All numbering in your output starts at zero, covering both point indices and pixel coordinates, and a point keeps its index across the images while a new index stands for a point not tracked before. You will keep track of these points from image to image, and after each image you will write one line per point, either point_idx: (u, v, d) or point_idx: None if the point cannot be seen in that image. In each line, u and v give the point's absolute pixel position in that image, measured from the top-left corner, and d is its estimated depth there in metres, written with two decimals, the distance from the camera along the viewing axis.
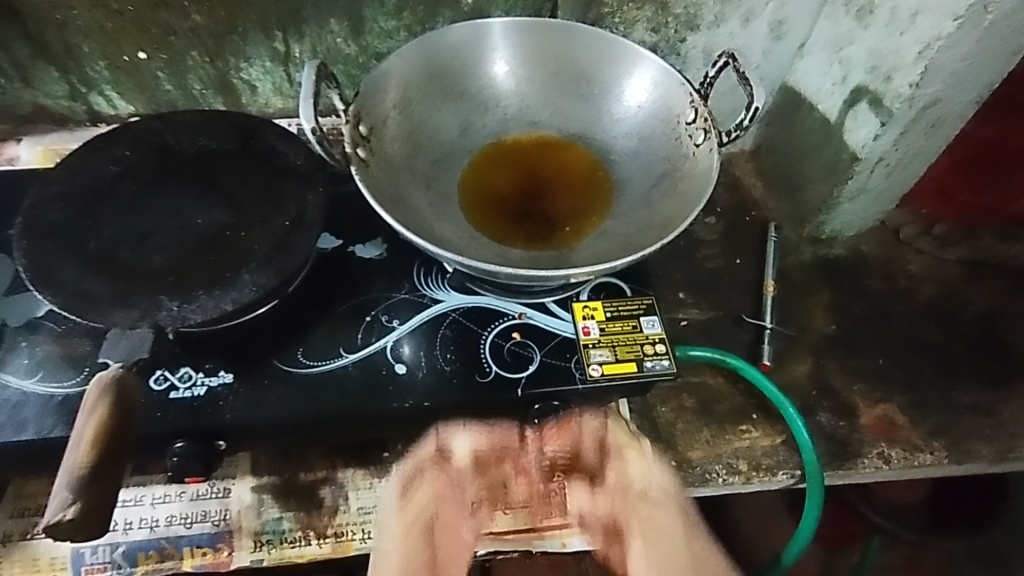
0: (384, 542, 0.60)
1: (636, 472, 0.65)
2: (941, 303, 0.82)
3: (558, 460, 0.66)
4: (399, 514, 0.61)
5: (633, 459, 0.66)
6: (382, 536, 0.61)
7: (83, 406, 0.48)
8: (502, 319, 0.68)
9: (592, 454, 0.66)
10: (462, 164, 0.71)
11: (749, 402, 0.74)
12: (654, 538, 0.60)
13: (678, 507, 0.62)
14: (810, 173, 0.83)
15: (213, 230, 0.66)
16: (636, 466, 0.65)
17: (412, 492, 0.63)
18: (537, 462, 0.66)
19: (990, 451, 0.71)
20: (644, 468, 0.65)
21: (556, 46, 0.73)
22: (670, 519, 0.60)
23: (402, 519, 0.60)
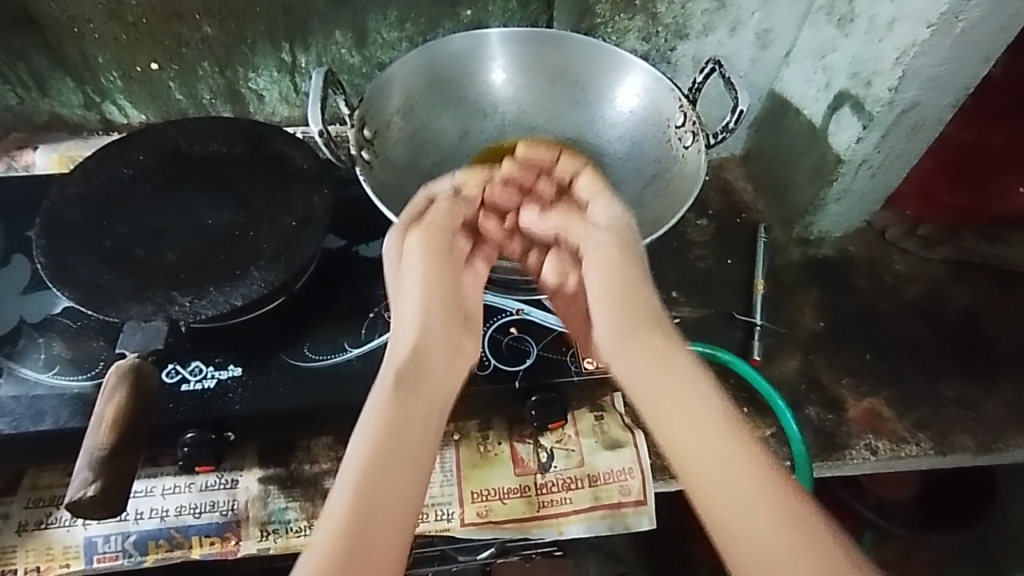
0: (408, 290, 0.55)
1: (603, 213, 0.60)
2: (925, 301, 0.84)
3: (505, 217, 0.65)
4: (419, 286, 0.55)
5: (597, 226, 0.59)
6: (408, 298, 0.55)
7: (102, 387, 0.51)
8: (501, 315, 0.71)
9: (558, 179, 0.65)
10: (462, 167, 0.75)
11: (740, 396, 0.76)
12: (617, 289, 0.55)
13: (631, 275, 0.55)
14: (798, 176, 0.86)
15: (224, 231, 0.69)
16: (597, 201, 0.61)
17: (424, 258, 0.57)
18: (505, 199, 0.65)
19: (973, 442, 0.73)
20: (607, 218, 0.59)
21: (551, 55, 0.76)
22: (605, 241, 0.57)
23: (422, 286, 0.55)
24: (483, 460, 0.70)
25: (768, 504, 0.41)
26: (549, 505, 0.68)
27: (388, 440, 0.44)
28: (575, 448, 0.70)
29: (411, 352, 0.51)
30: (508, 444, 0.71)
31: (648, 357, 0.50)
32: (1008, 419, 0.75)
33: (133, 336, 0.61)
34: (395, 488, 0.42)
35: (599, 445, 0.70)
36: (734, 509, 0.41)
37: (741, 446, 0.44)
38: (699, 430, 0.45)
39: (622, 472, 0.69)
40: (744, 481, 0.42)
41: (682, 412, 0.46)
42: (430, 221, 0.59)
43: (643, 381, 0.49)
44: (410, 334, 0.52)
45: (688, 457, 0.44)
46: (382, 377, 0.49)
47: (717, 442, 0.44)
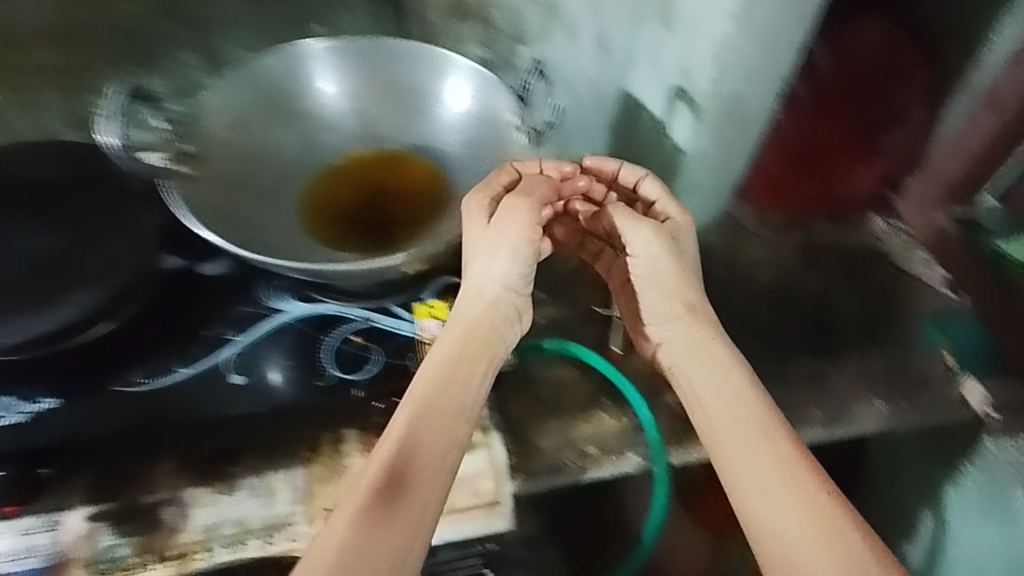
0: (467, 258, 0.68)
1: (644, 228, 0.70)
2: (778, 286, 0.87)
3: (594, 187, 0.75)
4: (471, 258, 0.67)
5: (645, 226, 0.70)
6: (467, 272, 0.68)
7: None
8: (345, 323, 0.71)
9: (624, 186, 0.75)
10: (302, 179, 0.73)
11: (600, 389, 0.76)
12: (653, 277, 0.71)
13: (677, 278, 0.70)
14: (651, 171, 0.88)
15: (45, 256, 0.67)
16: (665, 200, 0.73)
17: (473, 223, 0.67)
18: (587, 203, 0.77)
19: (821, 415, 0.75)
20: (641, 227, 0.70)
21: (389, 66, 0.76)
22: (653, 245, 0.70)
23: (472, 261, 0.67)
24: (333, 475, 0.67)
25: (792, 487, 0.58)
26: None
27: (396, 476, 0.56)
28: None
29: (439, 373, 0.61)
30: (360, 456, 0.67)
31: (707, 372, 0.66)
32: (854, 390, 0.77)
33: None
34: (398, 513, 0.54)
35: None
36: (741, 478, 0.59)
37: (762, 438, 0.60)
38: (728, 429, 0.62)
39: (475, 476, 0.68)
40: (771, 468, 0.59)
41: (719, 409, 0.63)
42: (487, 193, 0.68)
43: (705, 385, 0.65)
44: (448, 349, 0.63)
45: (716, 439, 0.62)
46: (410, 402, 0.60)
47: (742, 436, 0.61)
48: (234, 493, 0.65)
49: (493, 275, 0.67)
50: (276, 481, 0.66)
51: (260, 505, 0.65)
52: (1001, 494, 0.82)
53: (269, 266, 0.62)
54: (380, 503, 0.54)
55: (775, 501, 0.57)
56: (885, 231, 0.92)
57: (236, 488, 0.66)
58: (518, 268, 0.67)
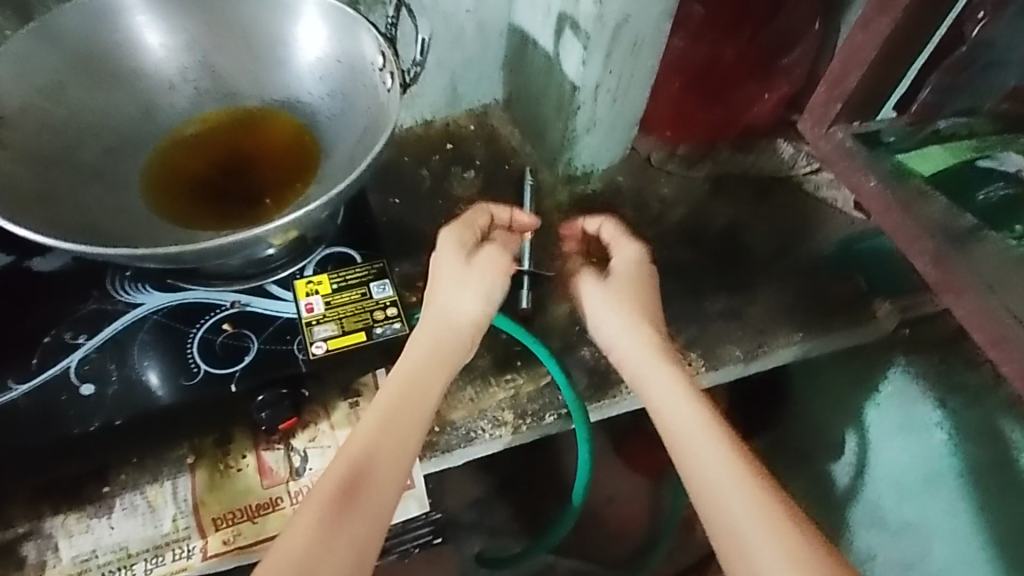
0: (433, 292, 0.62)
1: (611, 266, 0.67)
2: (689, 221, 0.84)
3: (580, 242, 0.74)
4: (439, 294, 0.61)
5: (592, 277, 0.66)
6: (433, 303, 0.61)
7: None
8: (214, 311, 0.61)
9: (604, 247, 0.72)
10: (147, 150, 0.64)
11: (512, 350, 0.71)
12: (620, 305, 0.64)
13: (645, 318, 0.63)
14: (548, 111, 0.82)
15: None
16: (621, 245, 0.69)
17: (450, 262, 0.63)
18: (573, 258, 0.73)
19: (740, 351, 0.73)
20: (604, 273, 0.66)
21: (232, 10, 0.66)
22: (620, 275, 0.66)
23: (441, 301, 0.61)
24: (224, 480, 0.61)
25: (756, 488, 0.49)
26: None
27: (342, 500, 0.47)
28: (330, 445, 0.63)
29: (401, 392, 0.54)
30: (253, 455, 0.62)
31: (662, 374, 0.58)
32: (770, 321, 0.76)
33: None
34: (337, 541, 0.46)
35: None
36: (704, 482, 0.50)
37: (721, 437, 0.52)
38: (691, 432, 0.53)
39: None
40: (729, 470, 0.50)
41: (678, 408, 0.55)
42: (460, 232, 0.65)
43: (658, 383, 0.57)
44: (407, 367, 0.56)
45: (681, 439, 0.53)
46: (367, 423, 0.52)
47: (698, 439, 0.52)
48: (111, 514, 0.59)
49: (461, 301, 0.61)
50: (159, 495, 0.60)
51: (143, 524, 0.59)
52: (912, 406, 0.87)
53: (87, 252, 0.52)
54: (326, 530, 0.46)
55: (742, 508, 0.48)
56: (791, 154, 0.90)
57: (114, 509, 0.59)
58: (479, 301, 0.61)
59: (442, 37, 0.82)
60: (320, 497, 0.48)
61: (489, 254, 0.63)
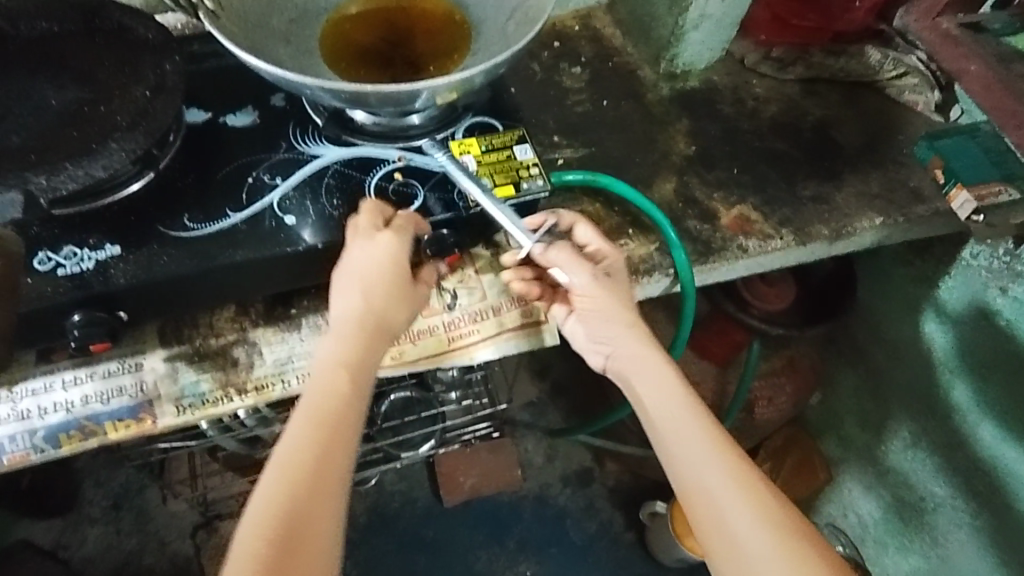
0: (374, 302, 0.64)
1: (582, 274, 0.66)
2: (784, 118, 0.92)
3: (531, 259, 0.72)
4: (380, 300, 0.64)
5: (584, 268, 0.66)
6: (372, 311, 0.63)
7: None
8: (383, 164, 0.71)
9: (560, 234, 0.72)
10: (320, 22, 0.73)
11: (625, 220, 0.81)
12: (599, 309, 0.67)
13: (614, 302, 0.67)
14: (658, 9, 0.90)
15: (70, 108, 0.64)
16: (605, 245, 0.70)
17: (401, 277, 0.65)
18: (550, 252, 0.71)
19: (828, 230, 0.82)
20: (580, 270, 0.66)
21: None
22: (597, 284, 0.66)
23: (385, 308, 0.64)
24: None
25: (725, 450, 0.59)
26: (458, 338, 0.72)
27: (317, 478, 0.54)
28: (476, 286, 0.74)
29: (359, 366, 0.61)
30: None
31: (651, 362, 0.65)
32: (855, 205, 0.85)
33: None
34: (320, 509, 0.53)
35: (498, 278, 0.74)
36: (690, 464, 0.59)
37: (701, 428, 0.60)
38: (672, 405, 0.62)
39: (522, 298, 0.73)
40: (709, 453, 0.59)
41: (662, 382, 0.64)
42: (403, 237, 0.64)
43: (650, 378, 0.65)
44: (360, 350, 0.62)
45: (663, 423, 0.62)
46: (333, 388, 0.59)
47: (684, 428, 0.61)
48: (299, 331, 0.70)
49: (379, 315, 0.64)
50: None
51: None
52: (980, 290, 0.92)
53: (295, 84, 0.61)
54: (301, 486, 0.53)
55: (726, 489, 0.57)
56: (880, 59, 0.93)
57: (302, 327, 0.71)
58: (400, 318, 0.66)
59: None
60: (284, 482, 0.53)
61: (424, 289, 0.68)
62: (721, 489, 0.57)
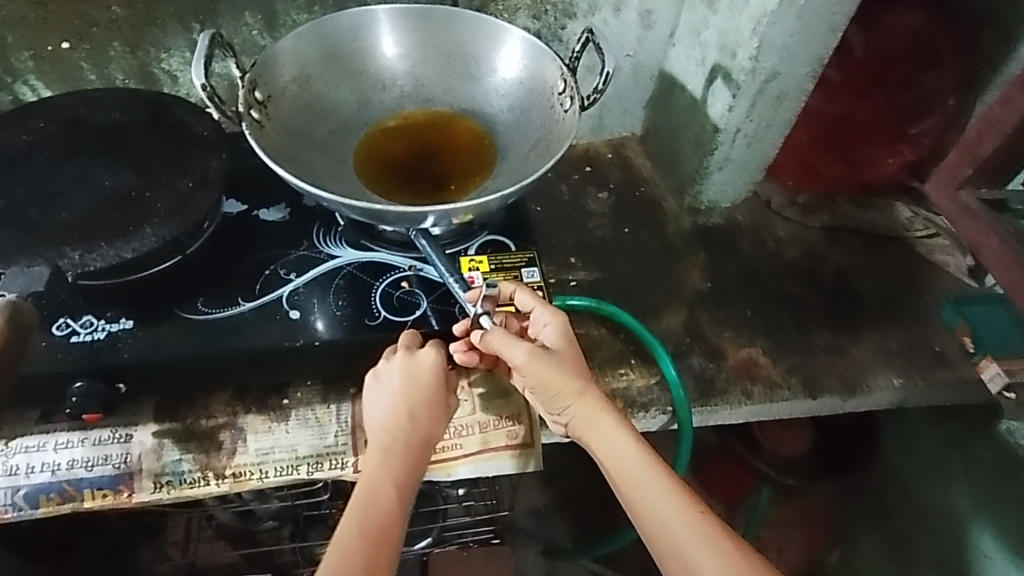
0: (416, 417, 0.64)
1: (517, 350, 0.63)
2: (804, 263, 0.91)
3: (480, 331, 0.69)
4: (425, 418, 0.65)
5: (520, 342, 0.63)
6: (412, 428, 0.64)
7: None
8: (394, 271, 0.74)
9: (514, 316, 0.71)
10: (359, 134, 0.78)
11: (628, 348, 0.80)
12: (542, 385, 0.63)
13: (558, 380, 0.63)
14: (685, 148, 0.92)
15: (119, 192, 0.70)
16: (546, 316, 0.68)
17: (440, 395, 0.66)
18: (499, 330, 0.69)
19: (839, 385, 0.79)
20: (515, 346, 0.63)
21: (444, 31, 0.80)
22: (540, 361, 0.63)
23: (430, 427, 0.65)
24: None
25: (687, 512, 0.56)
26: (440, 451, 0.71)
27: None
28: (468, 398, 0.74)
29: (405, 477, 0.62)
30: None
31: (605, 426, 0.62)
32: (872, 362, 0.82)
33: (17, 279, 0.64)
34: None
35: (490, 394, 0.74)
36: (656, 522, 0.56)
37: (662, 487, 0.57)
38: (631, 471, 0.59)
39: (510, 418, 0.73)
40: (672, 510, 0.56)
41: (621, 450, 0.60)
42: (435, 359, 0.66)
43: (607, 439, 0.61)
44: (406, 463, 0.62)
45: (627, 485, 0.59)
46: (383, 498, 0.59)
47: (647, 488, 0.58)
48: (287, 422, 0.71)
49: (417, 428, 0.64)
50: (325, 414, 0.72)
51: (312, 435, 0.71)
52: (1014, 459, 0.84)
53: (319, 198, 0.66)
54: None
55: (695, 547, 0.54)
56: (909, 217, 0.97)
57: (291, 418, 0.72)
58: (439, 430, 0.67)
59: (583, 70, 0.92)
60: None
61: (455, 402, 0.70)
62: (691, 552, 0.54)
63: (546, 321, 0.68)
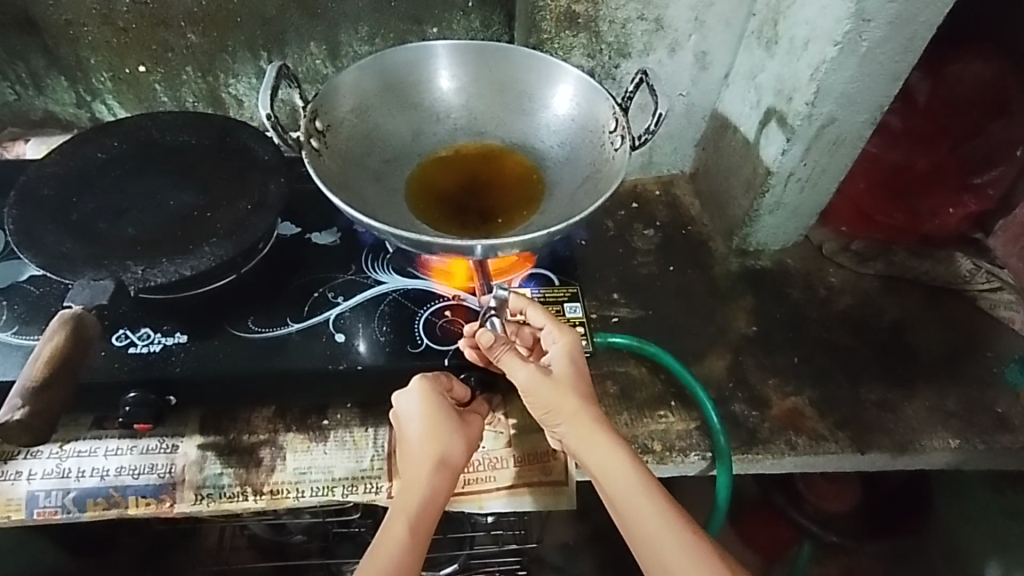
0: (429, 442, 0.63)
1: (518, 371, 0.62)
2: (856, 312, 0.88)
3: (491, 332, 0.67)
4: (433, 443, 0.63)
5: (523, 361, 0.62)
6: (428, 452, 0.63)
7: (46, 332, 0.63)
8: (438, 299, 0.75)
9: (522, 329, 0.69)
10: (412, 164, 0.80)
11: (668, 391, 0.79)
12: (542, 404, 0.62)
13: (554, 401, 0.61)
14: (735, 190, 0.91)
15: (182, 211, 0.73)
16: (554, 334, 0.66)
17: (449, 416, 0.65)
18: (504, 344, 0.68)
19: (891, 443, 0.76)
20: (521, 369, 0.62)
21: (500, 67, 0.82)
22: (544, 384, 0.62)
23: (443, 449, 0.63)
24: None
25: (683, 535, 0.56)
26: (473, 482, 0.71)
27: None
28: (503, 431, 0.74)
29: (419, 509, 0.60)
30: None
31: (600, 443, 0.60)
32: (926, 421, 0.78)
33: (81, 292, 0.65)
34: None
35: (526, 428, 0.74)
36: (648, 541, 0.57)
37: (659, 512, 0.57)
38: (626, 490, 0.58)
39: (545, 454, 0.72)
40: (665, 531, 0.56)
41: (616, 467, 0.59)
42: (435, 389, 0.65)
43: (602, 457, 0.60)
44: (422, 493, 0.61)
45: (621, 504, 0.58)
46: (393, 534, 0.58)
47: (645, 512, 0.57)
48: (325, 443, 0.72)
49: (430, 451, 0.63)
50: (363, 438, 0.73)
51: (348, 457, 0.72)
52: None
53: (370, 227, 0.68)
54: None
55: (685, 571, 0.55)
56: (970, 269, 0.90)
57: (329, 439, 0.73)
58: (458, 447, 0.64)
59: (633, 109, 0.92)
60: None
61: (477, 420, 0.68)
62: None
63: (553, 339, 0.66)
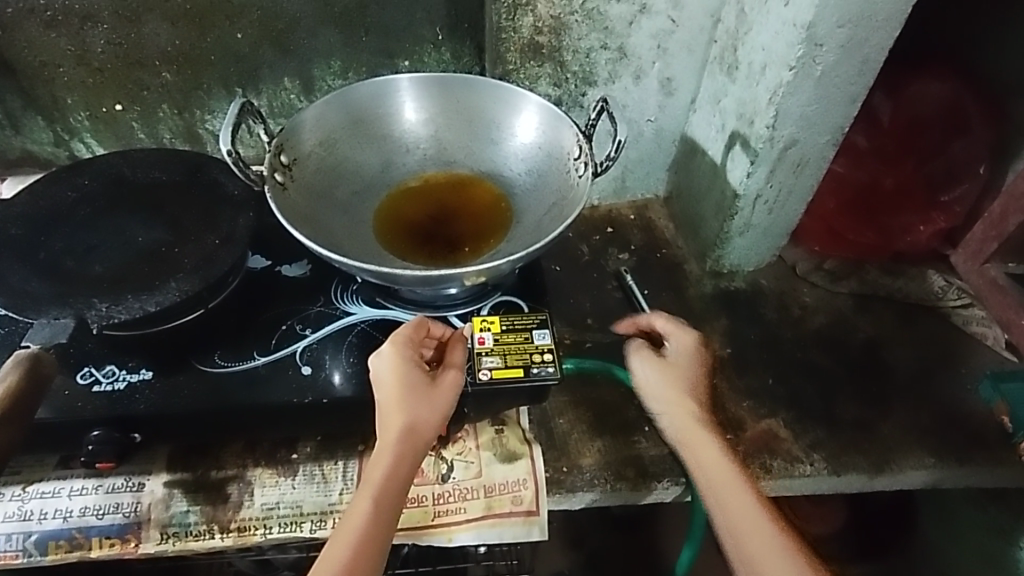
0: (397, 400, 0.61)
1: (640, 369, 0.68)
2: (831, 331, 0.88)
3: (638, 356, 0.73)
4: (399, 400, 0.61)
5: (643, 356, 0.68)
6: (395, 411, 0.61)
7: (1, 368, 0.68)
8: None
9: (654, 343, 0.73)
10: (380, 196, 0.80)
11: (643, 415, 0.79)
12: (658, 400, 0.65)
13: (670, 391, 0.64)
14: (706, 212, 0.92)
15: (150, 248, 0.73)
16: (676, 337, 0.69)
17: (416, 385, 0.63)
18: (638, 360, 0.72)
19: (866, 463, 0.75)
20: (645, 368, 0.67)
21: (466, 98, 0.83)
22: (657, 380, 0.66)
23: (409, 416, 0.60)
24: None
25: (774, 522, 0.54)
26: (444, 513, 0.70)
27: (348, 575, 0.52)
28: (474, 460, 0.73)
29: (383, 482, 0.57)
30: None
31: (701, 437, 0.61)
32: (902, 440, 0.77)
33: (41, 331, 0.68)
34: None
35: (496, 457, 0.73)
36: (734, 526, 0.54)
37: (748, 500, 0.55)
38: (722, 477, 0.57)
39: (516, 484, 0.72)
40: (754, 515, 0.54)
41: (710, 457, 0.59)
42: (404, 352, 0.64)
43: (697, 448, 0.60)
44: (387, 461, 0.58)
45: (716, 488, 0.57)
46: (358, 508, 0.56)
47: (744, 506, 0.55)
48: (294, 477, 0.72)
49: (399, 409, 0.61)
50: (332, 471, 0.72)
51: (317, 491, 0.71)
52: None
53: (334, 260, 0.68)
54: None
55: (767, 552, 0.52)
56: (942, 286, 0.93)
57: (297, 473, 0.72)
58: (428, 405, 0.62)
59: (599, 135, 0.94)
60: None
61: (452, 379, 0.65)
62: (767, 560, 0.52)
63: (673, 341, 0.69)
